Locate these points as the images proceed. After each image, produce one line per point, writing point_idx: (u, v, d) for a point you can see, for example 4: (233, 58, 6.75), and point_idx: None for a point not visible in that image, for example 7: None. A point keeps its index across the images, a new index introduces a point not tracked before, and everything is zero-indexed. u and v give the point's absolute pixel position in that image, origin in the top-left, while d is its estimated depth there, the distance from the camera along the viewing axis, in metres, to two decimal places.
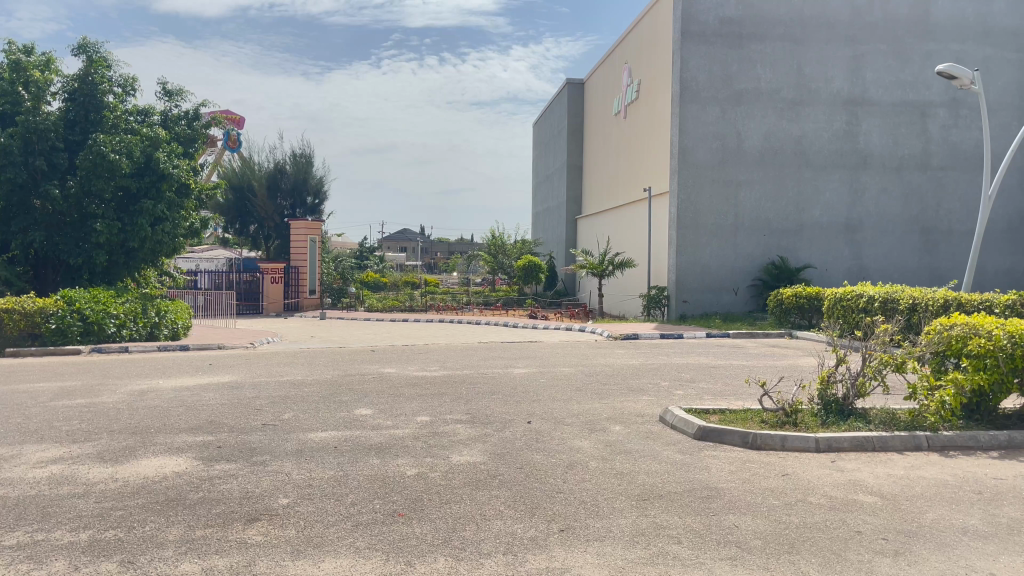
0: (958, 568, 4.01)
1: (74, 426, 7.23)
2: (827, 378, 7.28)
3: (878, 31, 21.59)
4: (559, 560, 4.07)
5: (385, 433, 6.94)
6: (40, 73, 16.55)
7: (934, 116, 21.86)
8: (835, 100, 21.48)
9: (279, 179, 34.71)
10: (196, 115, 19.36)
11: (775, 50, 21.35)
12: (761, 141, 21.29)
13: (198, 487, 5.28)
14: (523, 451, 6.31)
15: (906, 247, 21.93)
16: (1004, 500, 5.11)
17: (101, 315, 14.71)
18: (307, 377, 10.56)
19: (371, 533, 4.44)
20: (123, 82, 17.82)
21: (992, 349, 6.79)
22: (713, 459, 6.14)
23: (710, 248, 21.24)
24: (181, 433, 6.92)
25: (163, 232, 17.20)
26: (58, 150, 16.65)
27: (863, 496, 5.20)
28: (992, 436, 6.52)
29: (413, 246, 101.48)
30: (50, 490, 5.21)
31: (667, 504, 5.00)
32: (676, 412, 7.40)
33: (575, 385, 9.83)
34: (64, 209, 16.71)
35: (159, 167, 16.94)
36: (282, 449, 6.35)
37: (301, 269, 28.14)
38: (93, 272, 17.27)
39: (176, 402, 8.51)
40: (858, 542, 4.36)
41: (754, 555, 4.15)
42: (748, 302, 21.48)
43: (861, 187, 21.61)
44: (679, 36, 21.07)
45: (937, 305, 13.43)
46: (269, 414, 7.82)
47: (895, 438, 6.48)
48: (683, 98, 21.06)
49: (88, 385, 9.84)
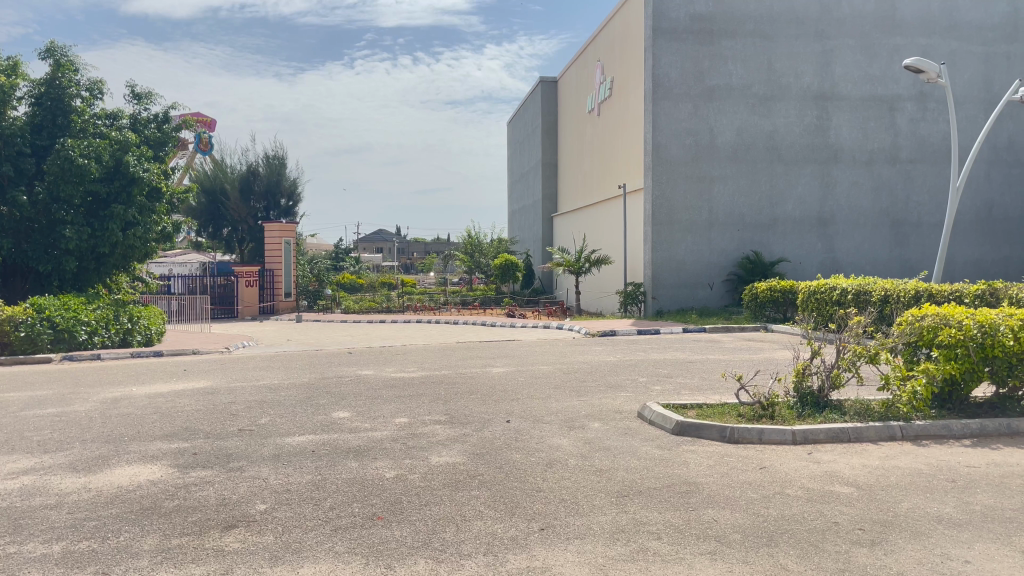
0: (934, 556, 4.06)
1: (45, 436, 7.07)
2: (802, 370, 7.33)
3: (847, 26, 21.87)
4: (539, 559, 4.05)
5: (363, 436, 6.88)
6: (6, 78, 16.21)
7: (902, 110, 22.20)
8: (806, 94, 21.72)
9: (251, 181, 34.34)
10: (166, 117, 18.98)
11: (746, 46, 21.53)
12: (733, 137, 21.48)
13: (173, 496, 5.20)
14: (503, 451, 6.31)
15: (877, 239, 22.24)
16: (977, 488, 5.19)
17: (71, 323, 14.39)
18: (283, 380, 10.46)
19: (350, 538, 4.39)
20: (89, 86, 17.46)
21: (963, 340, 6.93)
22: (691, 454, 6.16)
23: (686, 243, 21.39)
24: (155, 441, 6.79)
25: (135, 236, 16.90)
26: (25, 156, 16.37)
27: (840, 487, 5.26)
28: (963, 425, 6.63)
29: (389, 247, 101.36)
30: (22, 502, 5.09)
31: (646, 500, 5.01)
32: (654, 408, 7.41)
33: (555, 383, 9.85)
34: (32, 216, 16.42)
35: (129, 171, 16.60)
36: (259, 455, 6.26)
37: (276, 272, 27.79)
38: (63, 279, 16.99)
39: (150, 409, 8.36)
40: (835, 533, 4.40)
41: (733, 549, 4.17)
42: (724, 296, 21.65)
43: (832, 180, 21.88)
44: (652, 33, 21.20)
45: (909, 296, 13.63)
46: (245, 419, 7.72)
47: (869, 429, 6.55)
48: (656, 96, 21.20)
49: (59, 395, 9.61)
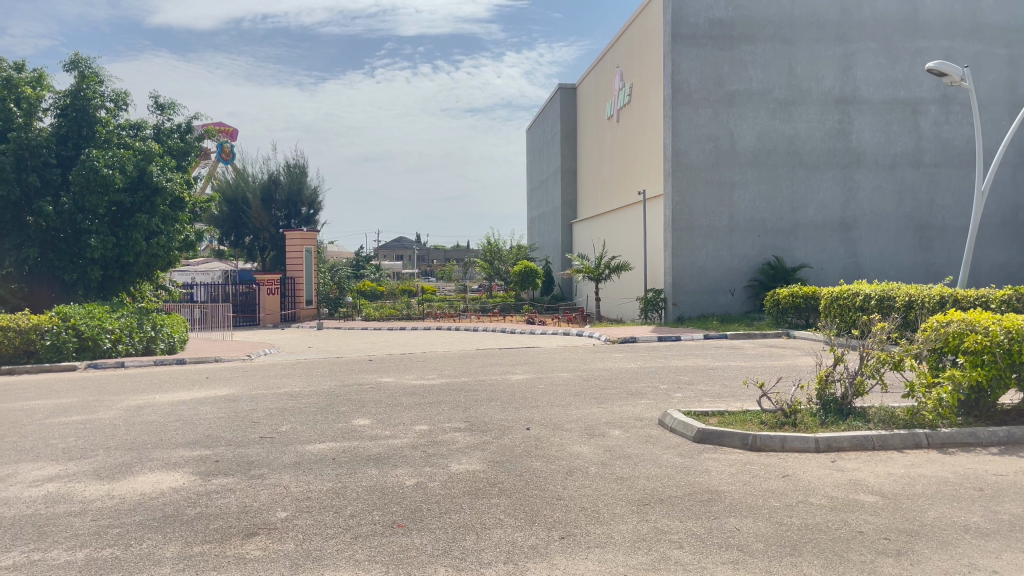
0: (961, 566, 3.98)
1: (69, 443, 7.17)
2: (825, 377, 7.22)
3: (868, 29, 21.66)
4: (559, 568, 4.03)
5: (384, 443, 6.92)
6: (32, 90, 16.44)
7: (926, 113, 21.91)
8: (827, 99, 21.54)
9: (273, 190, 34.68)
10: (189, 127, 19.27)
11: (766, 51, 21.41)
12: (753, 142, 21.35)
13: (195, 504, 5.23)
14: (523, 459, 6.29)
15: (902, 244, 21.95)
16: (1005, 497, 5.08)
17: (96, 331, 14.60)
18: (305, 388, 10.54)
19: (370, 546, 4.40)
20: (114, 98, 17.76)
21: (990, 346, 6.77)
22: (713, 462, 6.11)
23: (706, 249, 21.26)
24: (178, 449, 6.85)
25: (158, 244, 17.23)
26: (51, 166, 16.58)
27: (864, 496, 5.18)
28: (991, 432, 6.50)
29: (410, 255, 102.42)
30: (46, 509, 5.16)
31: (667, 509, 4.97)
32: (675, 416, 7.37)
33: (574, 391, 9.80)
34: (58, 226, 16.56)
35: (152, 181, 16.97)
36: (279, 462, 6.31)
37: (298, 280, 28.04)
38: (88, 287, 17.31)
39: (173, 417, 8.45)
40: (860, 542, 4.34)
41: (756, 559, 4.12)
42: (745, 302, 21.47)
43: (854, 185, 21.65)
44: (671, 39, 21.15)
45: (934, 302, 13.42)
46: (266, 426, 7.78)
47: (894, 436, 6.46)
48: (675, 101, 21.15)
49: (84, 402, 9.75)
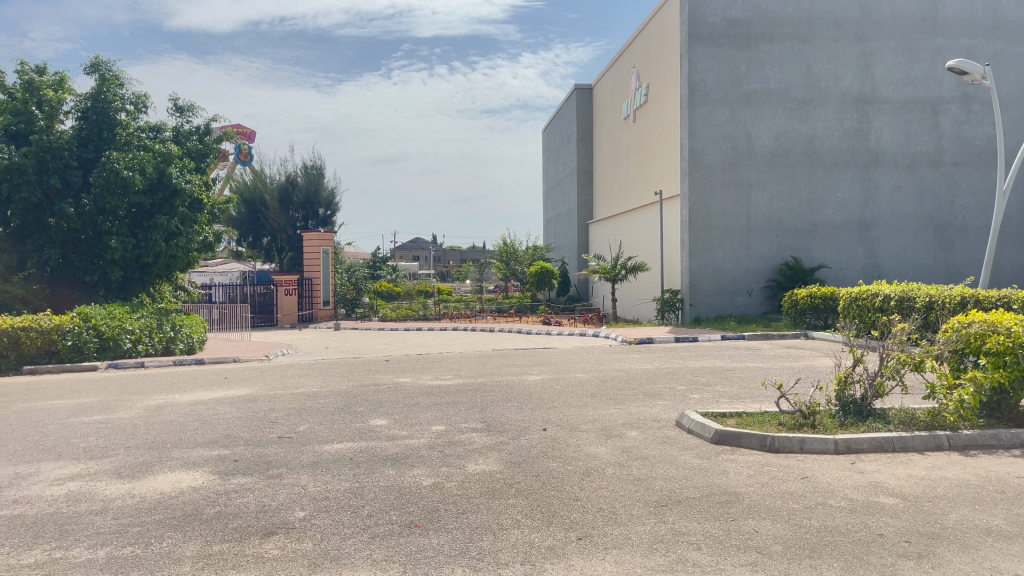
0: (983, 569, 3.93)
1: (90, 442, 7.26)
2: (844, 379, 7.15)
3: (887, 28, 21.44)
4: (577, 568, 4.03)
5: (401, 443, 6.94)
6: (53, 93, 16.68)
7: (946, 112, 21.65)
8: (845, 98, 21.34)
9: (290, 192, 34.92)
10: (207, 130, 19.47)
11: (783, 50, 21.26)
12: (771, 142, 21.20)
13: (214, 503, 5.27)
14: (539, 459, 6.28)
15: (921, 244, 21.71)
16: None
17: (117, 332, 14.78)
18: (322, 388, 10.60)
19: (388, 546, 4.41)
20: (134, 100, 17.97)
21: (1012, 347, 6.68)
22: (731, 464, 6.08)
23: (723, 250, 21.14)
24: (197, 448, 6.91)
25: (177, 245, 17.43)
26: (72, 168, 16.77)
27: (885, 498, 5.12)
28: (1014, 435, 6.42)
29: (426, 256, 102.66)
30: (67, 507, 5.22)
31: (685, 510, 4.94)
32: (692, 417, 7.32)
33: (590, 391, 9.77)
34: (78, 227, 16.75)
35: (172, 183, 17.15)
36: (298, 462, 6.35)
37: (315, 281, 28.26)
38: (109, 288, 17.52)
39: (192, 417, 8.53)
40: (880, 545, 4.29)
41: (775, 561, 4.09)
42: (762, 303, 21.33)
43: (873, 185, 21.44)
44: (687, 39, 21.04)
45: (955, 303, 13.25)
46: (284, 426, 7.83)
47: (915, 438, 6.39)
48: (691, 101, 21.04)
49: (105, 402, 9.85)
